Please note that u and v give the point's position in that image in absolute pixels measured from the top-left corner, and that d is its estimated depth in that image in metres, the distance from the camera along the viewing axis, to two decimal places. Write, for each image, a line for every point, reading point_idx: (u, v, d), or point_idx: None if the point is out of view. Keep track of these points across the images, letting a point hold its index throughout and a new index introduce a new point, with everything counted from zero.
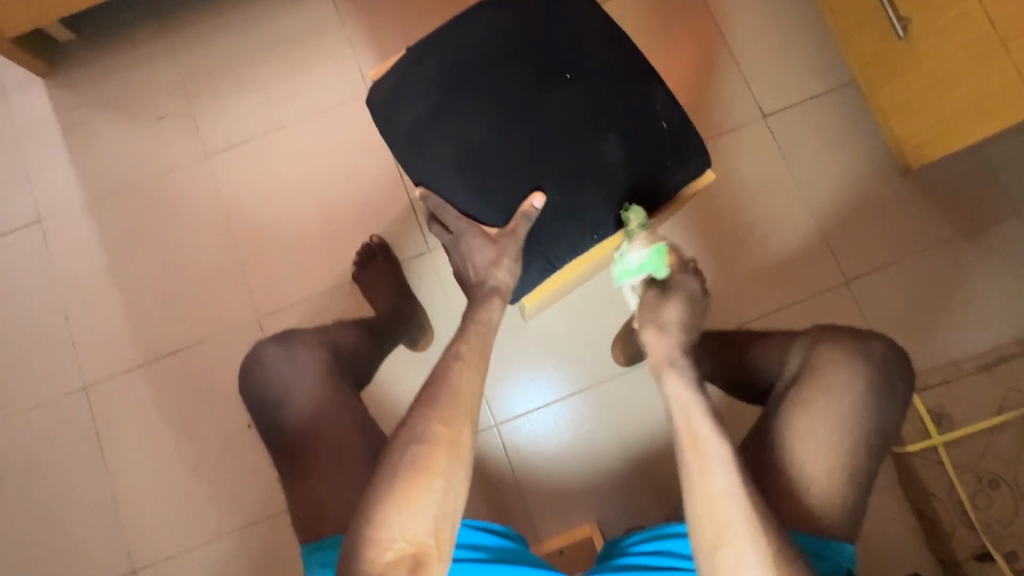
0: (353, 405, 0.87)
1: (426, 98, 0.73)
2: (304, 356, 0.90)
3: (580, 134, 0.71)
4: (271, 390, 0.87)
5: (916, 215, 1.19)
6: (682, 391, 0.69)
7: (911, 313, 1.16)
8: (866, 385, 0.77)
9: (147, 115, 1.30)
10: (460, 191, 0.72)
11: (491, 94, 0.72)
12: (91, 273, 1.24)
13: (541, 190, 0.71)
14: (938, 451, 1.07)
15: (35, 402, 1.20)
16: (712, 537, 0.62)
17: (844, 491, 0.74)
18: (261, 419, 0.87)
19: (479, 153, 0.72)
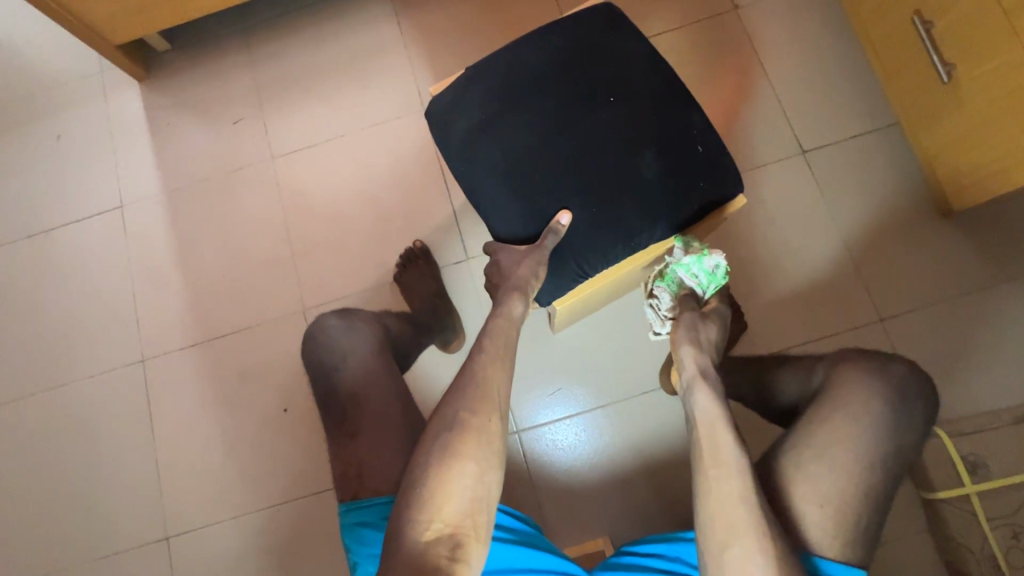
0: (398, 380, 0.92)
1: (479, 109, 0.80)
2: (361, 330, 0.97)
3: (620, 151, 0.77)
4: (330, 354, 0.93)
5: (956, 258, 1.18)
6: (707, 409, 0.73)
7: (947, 357, 1.14)
8: (885, 407, 0.76)
9: (224, 118, 1.44)
10: (504, 196, 0.78)
11: (539, 110, 0.78)
12: (161, 256, 1.36)
13: (569, 209, 0.76)
14: (971, 500, 1.03)
15: (97, 370, 1.30)
16: (730, 539, 0.64)
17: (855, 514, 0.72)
18: (317, 380, 0.93)
19: (525, 162, 0.78)
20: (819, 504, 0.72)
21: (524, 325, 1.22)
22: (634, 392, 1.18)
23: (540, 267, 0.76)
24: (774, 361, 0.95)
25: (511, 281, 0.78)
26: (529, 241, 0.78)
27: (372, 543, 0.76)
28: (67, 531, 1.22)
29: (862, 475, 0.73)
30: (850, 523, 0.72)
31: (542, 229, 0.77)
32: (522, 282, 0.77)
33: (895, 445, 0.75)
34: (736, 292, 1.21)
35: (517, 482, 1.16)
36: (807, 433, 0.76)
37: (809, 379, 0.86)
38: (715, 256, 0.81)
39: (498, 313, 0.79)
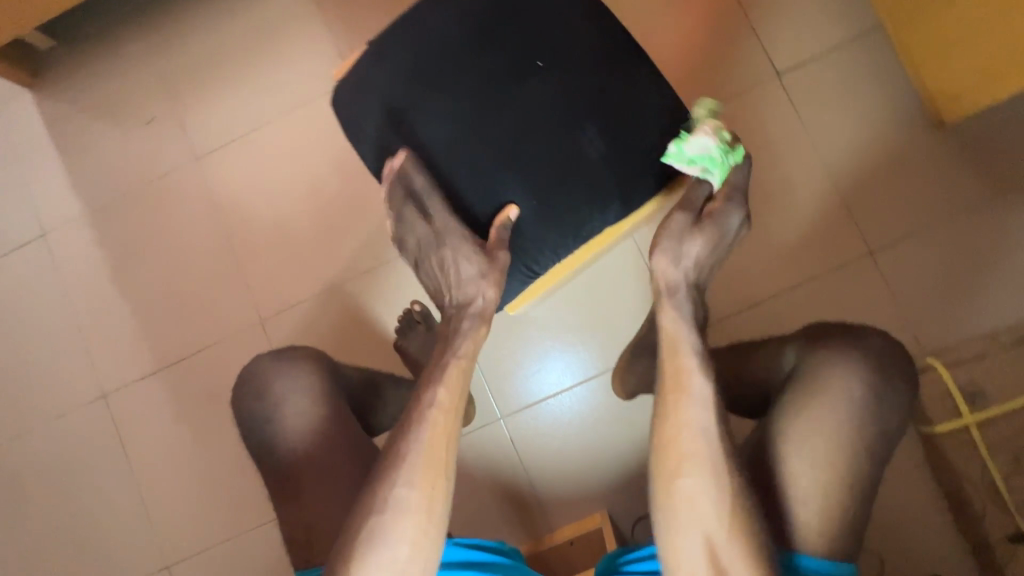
0: (346, 435, 0.82)
1: (387, 100, 0.68)
2: (296, 373, 0.84)
3: (556, 128, 0.66)
4: (263, 406, 0.82)
5: (947, 175, 1.08)
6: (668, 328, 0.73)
7: (939, 285, 1.08)
8: (863, 394, 0.68)
9: (134, 119, 1.29)
10: (432, 200, 0.68)
11: (455, 93, 0.66)
12: (98, 284, 1.26)
13: (514, 203, 0.67)
14: (970, 431, 1.00)
15: (58, 413, 1.24)
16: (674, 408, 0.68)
17: (848, 488, 0.66)
18: (251, 435, 0.83)
19: (449, 155, 0.67)
20: (811, 478, 0.66)
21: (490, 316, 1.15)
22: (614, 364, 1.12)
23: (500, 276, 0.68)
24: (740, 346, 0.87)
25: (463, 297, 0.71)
26: (476, 246, 0.68)
27: None
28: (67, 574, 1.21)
29: (850, 456, 0.67)
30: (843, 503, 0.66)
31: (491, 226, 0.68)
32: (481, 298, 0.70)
33: (886, 425, 0.68)
34: None
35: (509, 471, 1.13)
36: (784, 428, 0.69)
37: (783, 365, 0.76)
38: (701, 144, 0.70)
39: (451, 333, 0.71)
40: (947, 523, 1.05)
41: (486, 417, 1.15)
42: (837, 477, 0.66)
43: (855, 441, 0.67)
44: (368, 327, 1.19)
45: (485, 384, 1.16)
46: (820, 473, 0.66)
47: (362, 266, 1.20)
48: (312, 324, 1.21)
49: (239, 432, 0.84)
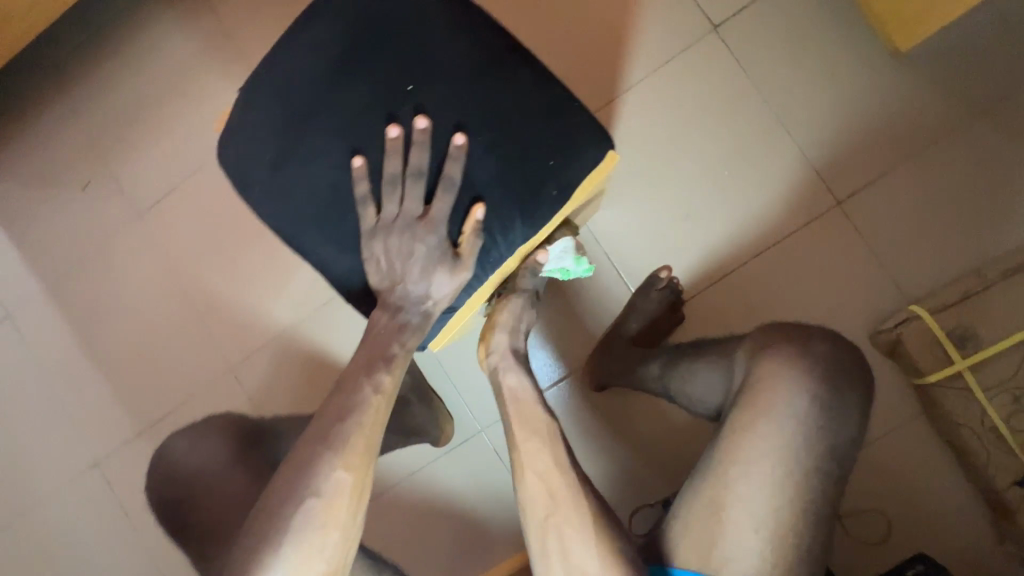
0: (263, 481, 0.78)
1: (262, 150, 0.62)
2: (204, 442, 0.84)
3: (439, 155, 0.58)
4: (177, 486, 0.81)
5: (909, 107, 1.01)
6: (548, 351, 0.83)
7: (917, 225, 1.01)
8: (809, 408, 0.62)
9: (72, 185, 1.27)
10: (331, 249, 0.63)
11: (330, 131, 0.60)
12: (69, 355, 1.26)
13: (483, 200, 0.59)
14: (964, 376, 0.92)
15: (48, 490, 1.23)
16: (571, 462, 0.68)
17: (794, 527, 0.59)
18: (172, 520, 0.81)
19: (335, 201, 0.61)
20: (753, 528, 0.59)
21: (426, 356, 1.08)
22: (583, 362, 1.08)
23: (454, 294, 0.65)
24: (687, 351, 0.84)
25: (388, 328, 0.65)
26: (448, 253, 0.61)
27: None
28: None
29: (795, 490, 0.60)
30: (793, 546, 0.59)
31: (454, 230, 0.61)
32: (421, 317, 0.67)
33: (838, 441, 0.62)
34: (675, 220, 1.07)
35: (497, 490, 1.05)
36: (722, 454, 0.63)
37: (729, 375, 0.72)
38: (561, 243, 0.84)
39: (394, 337, 0.65)
40: (955, 473, 1.00)
41: (464, 434, 1.07)
42: (779, 517, 0.60)
43: (803, 465, 0.61)
44: (334, 361, 1.16)
45: (457, 398, 1.08)
46: (762, 525, 0.59)
47: (317, 300, 1.17)
48: (279, 365, 1.18)
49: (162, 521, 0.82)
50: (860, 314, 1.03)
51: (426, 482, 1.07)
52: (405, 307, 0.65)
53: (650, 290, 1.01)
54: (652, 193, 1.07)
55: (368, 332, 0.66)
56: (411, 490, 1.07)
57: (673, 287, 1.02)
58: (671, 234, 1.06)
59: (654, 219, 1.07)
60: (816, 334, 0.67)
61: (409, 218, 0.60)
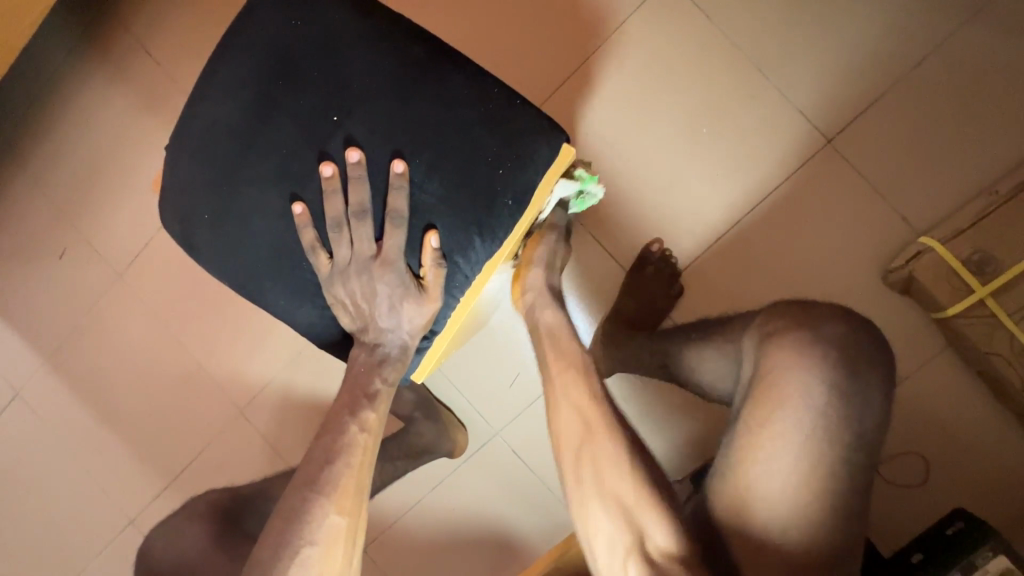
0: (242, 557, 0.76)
1: (200, 211, 0.58)
2: (183, 530, 0.81)
3: (381, 183, 0.54)
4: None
5: (891, 22, 0.93)
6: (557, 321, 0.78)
7: (916, 149, 0.94)
8: (825, 387, 0.58)
9: (50, 257, 1.26)
10: (291, 297, 0.60)
11: (264, 180, 0.56)
12: (82, 424, 1.27)
13: (434, 227, 0.55)
14: (988, 303, 0.87)
15: (92, 555, 1.26)
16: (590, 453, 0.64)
17: (823, 524, 0.56)
18: None
19: (285, 249, 0.58)
20: (779, 530, 0.56)
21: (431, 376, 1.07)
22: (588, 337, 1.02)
23: (426, 325, 0.61)
24: (692, 333, 0.80)
25: (364, 368, 0.62)
26: (411, 285, 0.58)
27: None
28: None
29: (822, 485, 0.57)
30: (823, 543, 0.56)
31: (415, 260, 0.57)
32: (395, 353, 0.62)
33: (861, 428, 0.58)
34: (658, 188, 1.01)
35: (520, 491, 1.03)
36: (744, 448, 0.59)
37: (738, 360, 0.69)
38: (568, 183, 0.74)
39: (374, 373, 0.61)
40: (991, 401, 0.95)
41: (479, 439, 1.05)
42: (804, 513, 0.57)
43: (825, 456, 0.57)
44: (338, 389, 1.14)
45: (466, 404, 1.06)
46: (789, 525, 0.56)
47: None
48: (286, 400, 1.17)
49: None
50: (868, 254, 0.97)
51: (451, 494, 1.06)
52: (383, 343, 0.62)
53: (644, 267, 0.98)
54: (630, 164, 1.02)
55: (349, 371, 0.63)
56: (437, 504, 1.06)
57: (667, 261, 0.99)
58: (657, 203, 1.01)
59: (638, 193, 1.01)
60: (827, 312, 0.62)
61: (363, 257, 0.56)
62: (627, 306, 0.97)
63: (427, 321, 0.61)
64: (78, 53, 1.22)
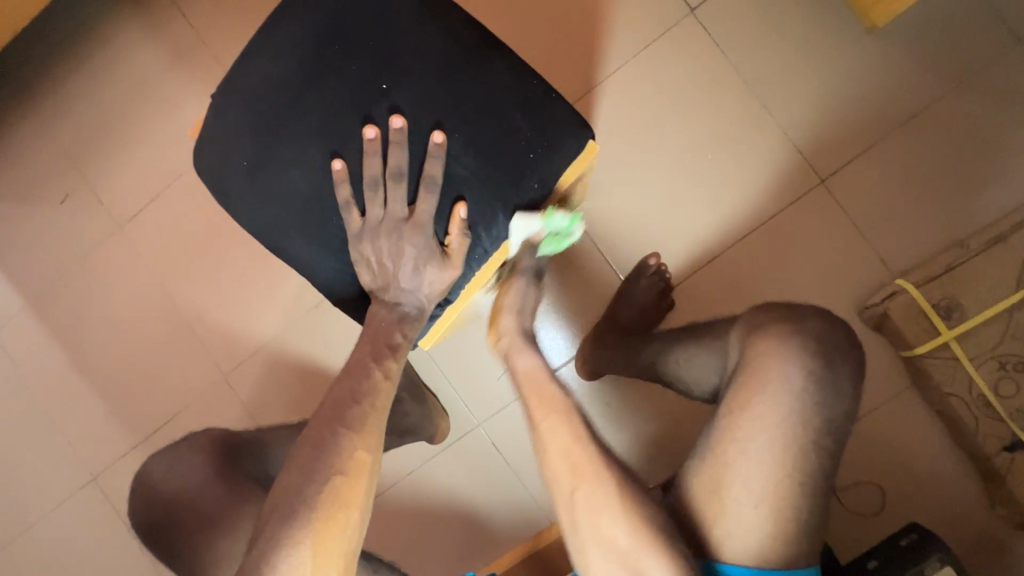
0: (246, 493, 0.76)
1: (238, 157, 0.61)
2: (187, 457, 0.81)
3: (421, 153, 0.58)
4: (161, 502, 0.77)
5: (888, 82, 1.02)
6: (532, 367, 0.76)
7: (898, 198, 1.02)
8: (803, 381, 0.62)
9: (50, 200, 1.25)
10: (316, 250, 0.63)
11: (307, 135, 0.59)
12: (58, 371, 1.25)
13: (463, 198, 0.60)
14: (952, 347, 0.94)
15: (51, 505, 1.23)
16: (575, 485, 0.66)
17: (791, 500, 0.61)
18: (157, 537, 0.77)
19: (318, 204, 0.61)
20: (752, 504, 0.61)
21: (422, 361, 1.09)
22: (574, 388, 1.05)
23: (442, 288, 0.64)
24: (682, 331, 0.85)
25: (383, 324, 0.65)
26: (436, 250, 0.62)
27: None
28: None
29: (792, 465, 0.61)
30: (790, 520, 0.61)
31: (443, 228, 0.62)
32: (409, 312, 0.66)
33: (831, 430, 0.63)
34: (660, 205, 1.07)
35: (501, 482, 1.05)
36: (728, 425, 0.64)
37: (724, 352, 0.74)
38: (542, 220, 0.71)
39: (395, 328, 0.65)
40: (947, 441, 1.01)
41: (465, 426, 1.07)
42: (778, 498, 0.61)
43: (799, 448, 0.62)
44: (327, 363, 1.15)
45: (452, 391, 1.08)
46: (762, 500, 0.61)
47: (306, 302, 1.15)
48: (274, 368, 1.17)
49: (147, 538, 0.79)
50: (847, 290, 1.04)
51: (431, 477, 1.07)
52: (401, 302, 0.65)
53: (639, 278, 1.02)
54: (636, 180, 1.07)
55: (366, 327, 0.66)
56: (418, 485, 1.07)
57: (662, 276, 1.03)
58: (657, 218, 1.07)
59: (638, 204, 1.07)
60: (807, 311, 0.68)
61: (395, 219, 0.60)
62: (619, 314, 1.01)
63: (444, 286, 0.64)
64: (111, 3, 1.24)
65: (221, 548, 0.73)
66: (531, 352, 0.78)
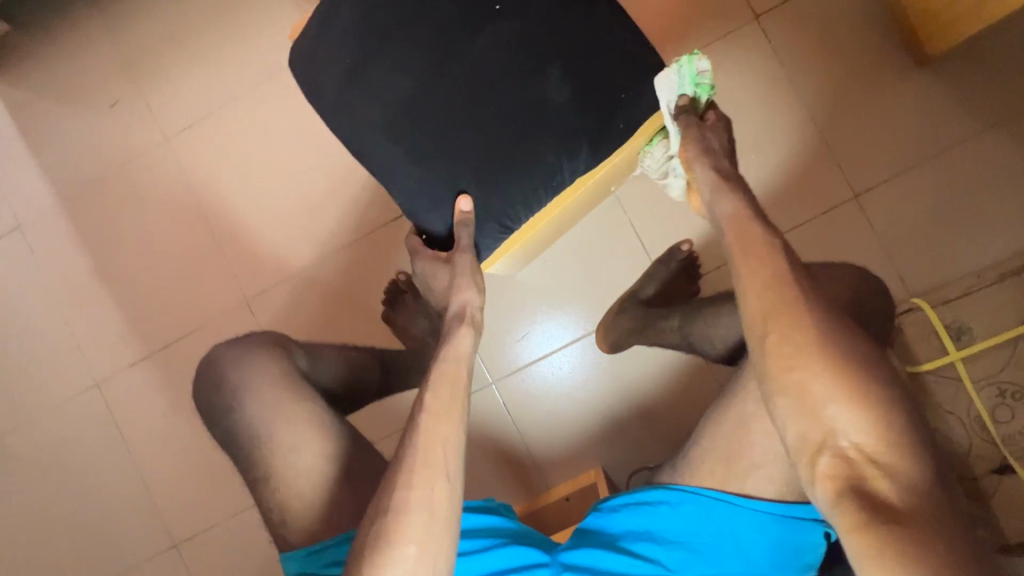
0: (302, 393, 0.77)
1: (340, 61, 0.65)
2: (253, 352, 0.80)
3: (519, 78, 0.66)
4: (219, 392, 0.78)
5: (930, 113, 1.07)
6: (731, 215, 0.67)
7: (925, 224, 1.07)
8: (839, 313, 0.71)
9: (100, 103, 1.26)
10: (398, 154, 0.68)
11: (417, 43, 0.64)
12: (79, 272, 1.24)
13: (465, 191, 0.69)
14: (958, 367, 1.00)
15: (54, 402, 1.23)
16: (768, 329, 0.59)
17: None
18: (212, 423, 0.78)
19: (412, 108, 0.66)
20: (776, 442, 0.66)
21: None
22: (574, 367, 1.13)
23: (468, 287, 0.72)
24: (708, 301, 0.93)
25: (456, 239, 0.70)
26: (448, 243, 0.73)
27: None
28: (74, 564, 1.21)
29: None
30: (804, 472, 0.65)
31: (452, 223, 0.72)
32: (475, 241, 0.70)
33: None
34: None
35: (507, 436, 1.15)
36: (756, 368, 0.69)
37: None
38: (667, 78, 0.71)
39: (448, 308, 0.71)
40: None
41: (479, 381, 1.16)
42: None
43: None
44: (355, 302, 1.17)
45: None
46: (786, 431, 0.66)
47: (343, 239, 1.18)
48: (299, 299, 1.19)
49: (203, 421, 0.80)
50: None
51: None
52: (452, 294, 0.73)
53: (671, 260, 1.06)
54: None
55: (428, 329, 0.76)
56: None
57: (692, 260, 1.07)
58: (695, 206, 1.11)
59: None
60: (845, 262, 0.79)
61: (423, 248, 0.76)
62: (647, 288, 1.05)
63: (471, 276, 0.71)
64: None
65: (268, 438, 0.74)
66: (727, 195, 0.69)
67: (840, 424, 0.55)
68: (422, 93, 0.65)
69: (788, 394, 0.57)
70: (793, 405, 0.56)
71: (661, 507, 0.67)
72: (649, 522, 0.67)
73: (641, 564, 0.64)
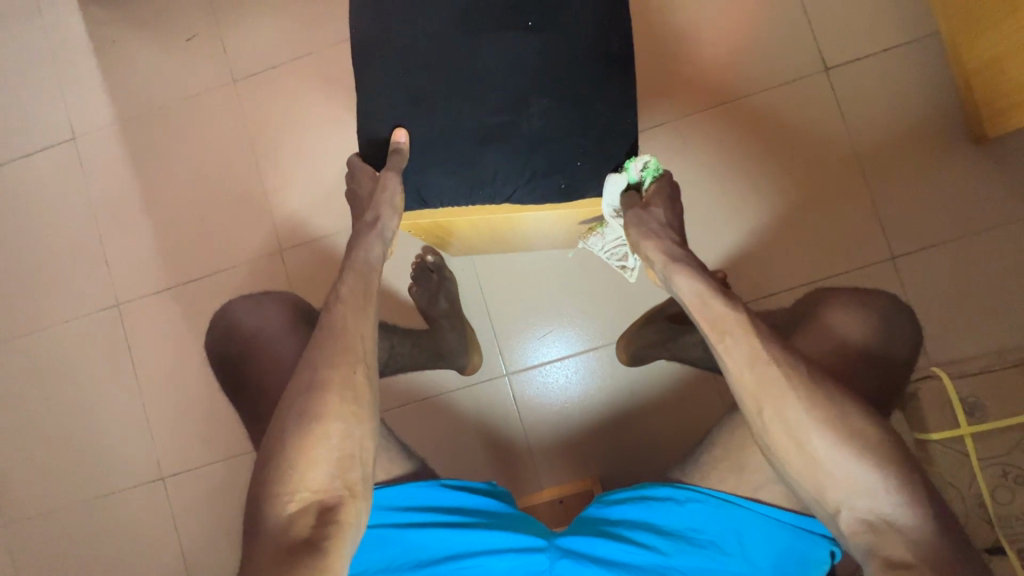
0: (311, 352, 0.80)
1: (450, 41, 0.74)
2: (266, 308, 0.86)
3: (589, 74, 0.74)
4: (235, 339, 0.85)
5: (978, 190, 1.10)
6: (691, 294, 0.67)
7: (954, 296, 1.08)
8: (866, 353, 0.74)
9: (175, 34, 1.29)
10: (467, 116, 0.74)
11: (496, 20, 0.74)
12: (120, 193, 1.26)
13: (403, 126, 0.75)
14: (965, 442, 0.98)
15: (71, 315, 1.24)
16: (761, 403, 0.61)
17: None
18: (223, 369, 0.84)
19: (483, 75, 0.74)
20: None
21: (468, 298, 1.18)
22: (588, 372, 1.14)
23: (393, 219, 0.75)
24: None
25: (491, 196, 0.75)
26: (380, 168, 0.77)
27: (423, 523, 0.72)
28: (58, 478, 1.21)
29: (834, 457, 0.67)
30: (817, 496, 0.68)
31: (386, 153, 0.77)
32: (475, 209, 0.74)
33: None
34: (740, 227, 1.13)
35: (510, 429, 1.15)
36: None
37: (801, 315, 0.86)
38: (615, 181, 0.75)
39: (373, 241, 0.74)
40: None
41: (490, 370, 1.16)
42: None
43: None
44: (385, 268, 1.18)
45: (488, 333, 1.17)
46: None
47: None
48: (330, 258, 1.20)
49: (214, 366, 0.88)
50: None
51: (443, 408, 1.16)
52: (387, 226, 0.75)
53: None
54: (725, 198, 1.14)
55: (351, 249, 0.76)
56: (452, 406, 1.16)
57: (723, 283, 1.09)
58: (732, 240, 1.13)
59: (716, 216, 1.14)
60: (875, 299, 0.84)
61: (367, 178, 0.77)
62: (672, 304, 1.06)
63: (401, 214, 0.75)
64: None
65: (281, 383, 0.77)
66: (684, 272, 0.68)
67: (860, 494, 0.58)
68: (500, 65, 0.73)
69: (802, 466, 0.60)
70: (799, 464, 0.60)
71: (662, 506, 0.71)
72: (654, 515, 0.71)
73: (641, 549, 0.67)
